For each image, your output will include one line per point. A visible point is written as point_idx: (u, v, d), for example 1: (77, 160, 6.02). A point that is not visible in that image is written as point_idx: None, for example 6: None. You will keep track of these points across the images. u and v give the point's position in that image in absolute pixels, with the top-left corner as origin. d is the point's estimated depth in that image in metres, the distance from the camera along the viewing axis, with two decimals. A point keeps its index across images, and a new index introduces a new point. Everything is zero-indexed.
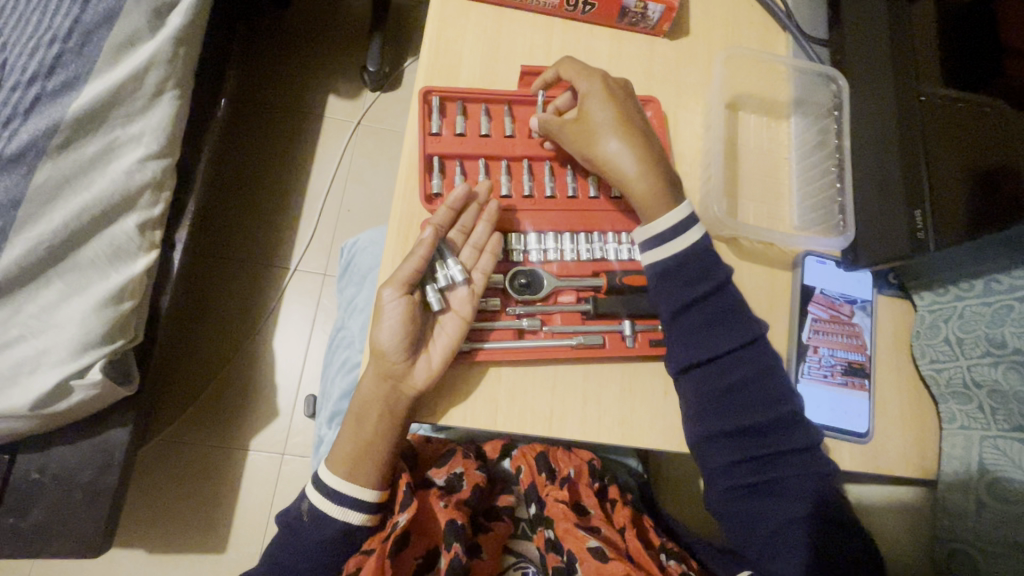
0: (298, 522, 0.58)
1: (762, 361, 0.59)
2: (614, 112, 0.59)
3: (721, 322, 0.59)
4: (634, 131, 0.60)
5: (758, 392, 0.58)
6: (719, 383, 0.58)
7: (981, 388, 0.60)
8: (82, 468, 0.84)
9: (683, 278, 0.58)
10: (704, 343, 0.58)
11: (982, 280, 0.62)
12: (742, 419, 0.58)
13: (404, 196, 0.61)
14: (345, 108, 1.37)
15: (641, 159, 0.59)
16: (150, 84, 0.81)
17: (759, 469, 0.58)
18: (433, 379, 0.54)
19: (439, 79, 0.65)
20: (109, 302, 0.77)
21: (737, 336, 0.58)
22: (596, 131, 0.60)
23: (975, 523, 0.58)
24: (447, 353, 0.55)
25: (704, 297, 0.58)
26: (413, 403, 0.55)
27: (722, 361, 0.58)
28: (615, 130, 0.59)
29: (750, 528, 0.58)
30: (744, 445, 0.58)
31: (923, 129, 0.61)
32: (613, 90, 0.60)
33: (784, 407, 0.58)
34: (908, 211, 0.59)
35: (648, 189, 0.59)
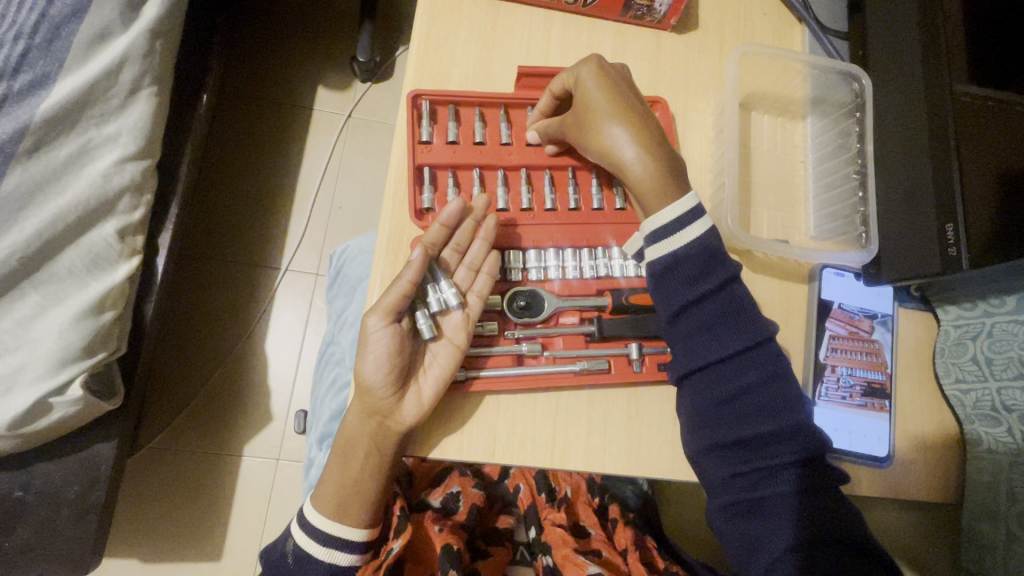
0: (283, 564, 0.54)
1: (770, 365, 0.52)
2: (610, 92, 0.53)
3: (724, 321, 0.52)
4: (635, 123, 0.53)
5: (764, 400, 0.51)
6: (719, 389, 0.51)
7: (1011, 412, 0.57)
8: (68, 485, 0.80)
9: (685, 276, 0.52)
10: (706, 346, 0.52)
11: (1014, 297, 0.58)
12: (741, 427, 0.51)
13: (393, 212, 0.56)
14: (334, 102, 1.31)
15: (645, 156, 0.53)
16: (126, 81, 0.76)
17: (759, 484, 0.50)
18: (424, 413, 0.50)
19: (429, 82, 0.60)
20: (88, 315, 0.72)
21: (741, 336, 0.51)
22: (593, 128, 0.54)
23: (1002, 554, 0.56)
24: (439, 385, 0.51)
25: (707, 296, 0.52)
26: (404, 438, 0.51)
27: (723, 364, 0.51)
28: (614, 124, 0.53)
29: (749, 554, 0.50)
30: (743, 457, 0.50)
31: (957, 130, 0.55)
32: (609, 74, 0.54)
33: (793, 416, 0.51)
34: (940, 226, 0.54)
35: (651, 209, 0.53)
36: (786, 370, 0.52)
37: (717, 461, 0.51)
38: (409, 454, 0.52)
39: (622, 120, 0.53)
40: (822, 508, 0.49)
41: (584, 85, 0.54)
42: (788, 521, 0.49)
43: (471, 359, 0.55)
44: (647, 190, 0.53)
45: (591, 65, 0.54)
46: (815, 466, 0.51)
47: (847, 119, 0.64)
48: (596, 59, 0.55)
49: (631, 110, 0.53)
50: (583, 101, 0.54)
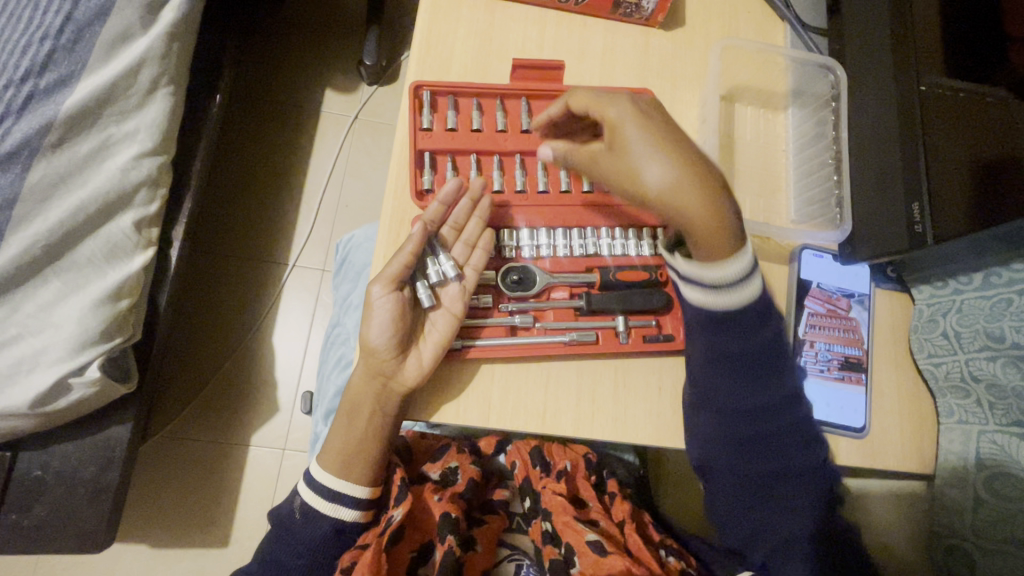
0: (291, 519, 0.59)
1: (783, 375, 0.56)
2: (652, 128, 0.46)
3: (751, 340, 0.54)
4: (678, 155, 0.45)
5: (784, 425, 0.56)
6: (738, 400, 0.56)
7: (979, 382, 0.59)
8: (85, 465, 0.84)
9: (733, 331, 0.54)
10: (738, 384, 0.56)
11: (982, 273, 0.60)
12: (751, 434, 0.57)
13: (395, 193, 0.61)
14: (342, 103, 1.36)
15: (695, 196, 0.45)
16: (144, 81, 0.81)
17: (763, 484, 0.57)
18: (424, 376, 0.54)
19: (431, 75, 0.64)
20: (105, 301, 0.77)
21: (762, 350, 0.55)
22: (625, 166, 0.47)
23: (972, 519, 0.58)
24: (438, 351, 0.55)
25: (745, 345, 0.54)
26: (402, 402, 0.56)
27: (740, 376, 0.56)
28: (659, 156, 0.45)
29: (752, 539, 0.59)
30: (751, 461, 0.57)
31: (923, 117, 0.59)
32: (648, 111, 0.48)
33: (800, 421, 0.57)
34: (907, 205, 0.58)
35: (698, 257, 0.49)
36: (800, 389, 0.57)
37: (726, 462, 0.57)
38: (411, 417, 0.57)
39: (663, 155, 0.46)
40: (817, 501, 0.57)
41: (618, 118, 0.48)
42: (795, 518, 0.57)
43: (467, 330, 0.59)
44: (699, 228, 0.46)
45: (623, 96, 0.49)
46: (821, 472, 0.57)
47: (824, 109, 0.68)
48: (627, 92, 0.50)
49: (673, 141, 0.46)
50: (614, 133, 0.48)
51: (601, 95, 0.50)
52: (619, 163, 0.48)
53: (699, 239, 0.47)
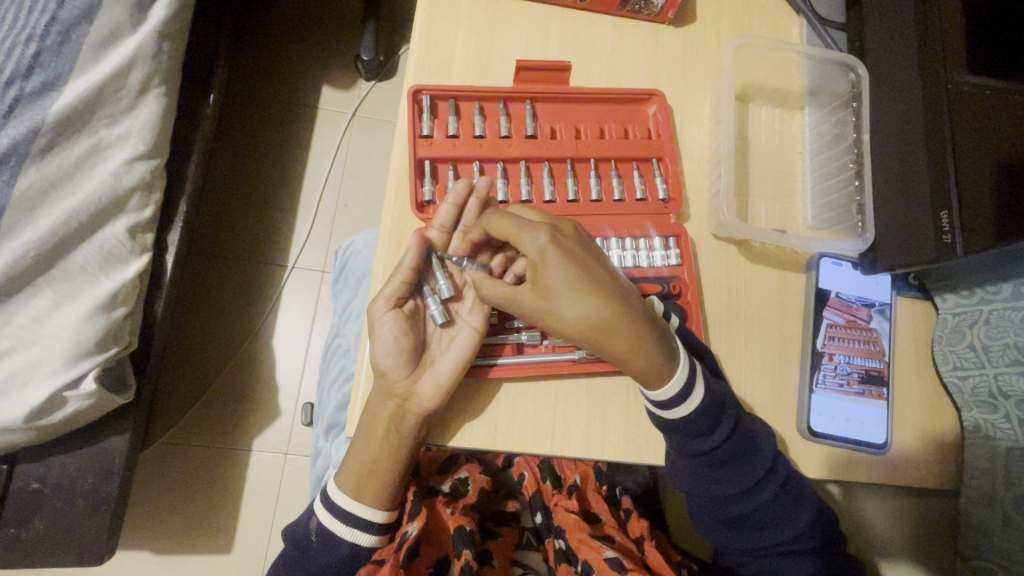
0: (307, 542, 0.55)
1: (749, 451, 0.54)
2: (571, 270, 0.50)
3: (699, 434, 0.53)
4: (591, 293, 0.49)
5: (775, 507, 0.56)
6: (716, 490, 0.56)
7: (1008, 398, 0.57)
8: (83, 476, 0.82)
9: (695, 431, 0.53)
10: (718, 474, 0.55)
11: (1011, 284, 0.58)
12: (735, 507, 0.56)
13: (395, 204, 0.58)
14: (339, 100, 1.32)
15: (604, 329, 0.50)
16: (135, 83, 0.78)
17: (759, 539, 0.57)
18: (443, 396, 0.51)
19: (430, 78, 0.61)
20: (100, 310, 0.74)
21: (719, 433, 0.53)
22: (547, 303, 0.50)
23: (1000, 541, 0.56)
24: (456, 369, 0.52)
25: (719, 439, 0.53)
26: (425, 424, 0.53)
27: (709, 460, 0.54)
28: (577, 305, 0.49)
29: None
30: (742, 526, 0.58)
31: (953, 116, 0.56)
32: (566, 248, 0.50)
33: (783, 487, 0.56)
34: (935, 212, 0.55)
35: (638, 373, 0.51)
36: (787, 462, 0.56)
37: (716, 521, 0.58)
38: (430, 442, 0.54)
39: (581, 295, 0.49)
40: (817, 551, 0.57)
41: (539, 253, 0.50)
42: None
43: (486, 348, 0.57)
44: (620, 352, 0.50)
45: (543, 228, 0.51)
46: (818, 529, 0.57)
47: (843, 110, 0.65)
48: (547, 225, 0.51)
49: (589, 278, 0.50)
50: (538, 268, 0.50)
51: (520, 226, 0.51)
52: (541, 302, 0.50)
53: (626, 360, 0.50)
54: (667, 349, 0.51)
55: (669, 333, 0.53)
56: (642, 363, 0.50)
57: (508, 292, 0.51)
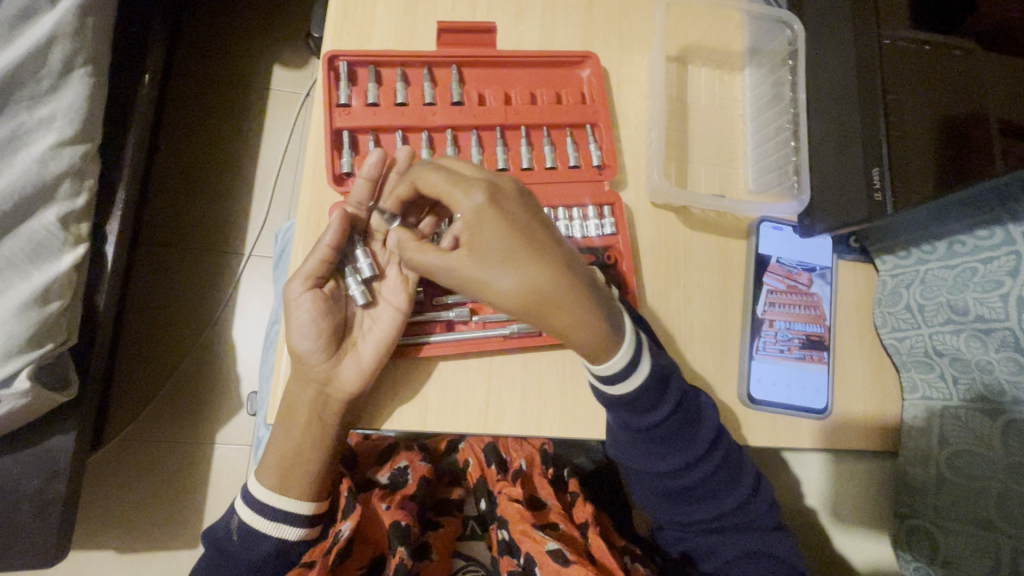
0: (227, 539, 0.53)
1: (693, 429, 0.53)
2: (510, 231, 0.44)
3: (644, 410, 0.51)
4: (528, 261, 0.44)
5: (714, 483, 0.55)
6: (656, 467, 0.55)
7: (943, 356, 0.56)
8: (28, 478, 0.78)
9: (640, 408, 0.51)
10: (659, 451, 0.54)
11: (945, 242, 0.56)
12: (673, 481, 0.55)
13: (313, 178, 0.55)
14: (290, 80, 1.27)
15: (544, 299, 0.44)
16: (57, 60, 0.72)
17: (694, 514, 0.57)
18: (366, 379, 0.50)
19: (349, 44, 0.58)
20: (31, 305, 0.69)
21: (663, 411, 0.51)
22: (478, 273, 0.44)
23: (935, 499, 0.55)
24: (380, 351, 0.50)
25: (663, 418, 0.52)
26: (348, 408, 0.51)
27: (651, 434, 0.53)
28: (517, 271, 0.44)
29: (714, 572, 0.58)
30: (679, 500, 0.57)
31: (883, 68, 0.54)
32: (502, 208, 0.45)
33: (722, 464, 0.55)
34: (866, 168, 0.53)
35: (589, 344, 0.46)
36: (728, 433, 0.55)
37: (653, 494, 0.57)
38: (359, 426, 0.53)
39: (518, 261, 0.44)
40: (750, 526, 0.56)
41: (473, 213, 0.45)
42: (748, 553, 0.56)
43: (415, 326, 0.54)
44: (563, 323, 0.45)
45: (479, 185, 0.46)
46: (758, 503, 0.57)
47: (782, 68, 0.63)
48: (482, 184, 0.45)
49: (528, 241, 0.44)
50: (471, 231, 0.45)
51: (452, 179, 0.46)
52: (473, 270, 0.44)
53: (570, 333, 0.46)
54: (612, 321, 0.47)
55: (615, 302, 0.49)
56: (592, 333, 0.46)
57: (438, 261, 0.45)
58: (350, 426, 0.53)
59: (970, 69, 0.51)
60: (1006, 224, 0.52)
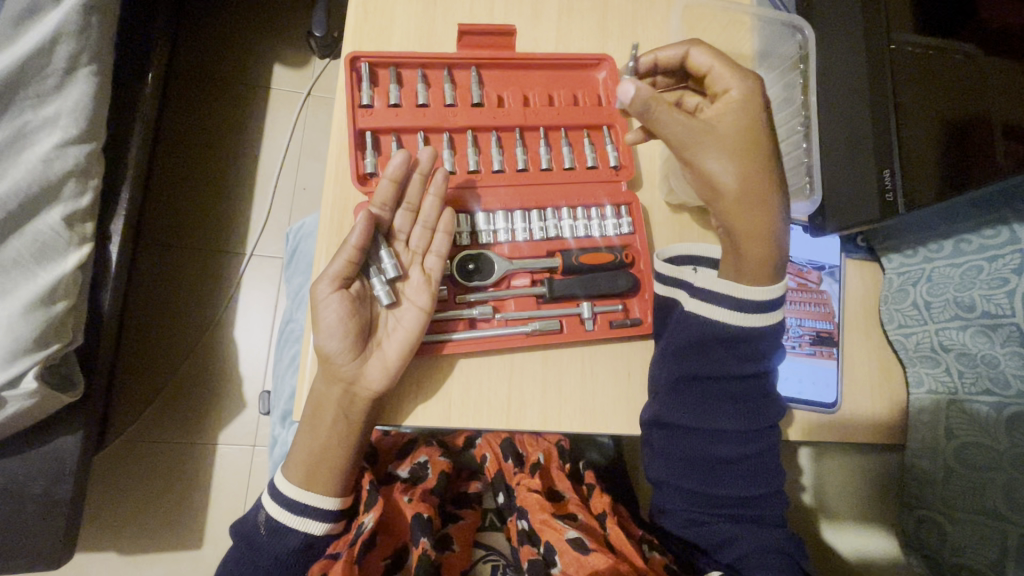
0: (255, 535, 0.54)
1: (765, 401, 0.53)
2: (745, 128, 0.50)
3: (742, 357, 0.52)
4: (750, 156, 0.50)
5: (753, 468, 0.53)
6: (711, 427, 0.52)
7: (948, 351, 0.58)
8: (34, 479, 0.77)
9: (730, 354, 0.52)
10: (720, 412, 0.52)
11: (951, 241, 0.59)
12: (723, 449, 0.52)
13: (337, 179, 0.56)
14: (292, 79, 1.27)
15: (745, 189, 0.50)
16: (61, 59, 0.72)
17: (728, 492, 0.53)
18: (392, 378, 0.51)
19: (369, 46, 0.58)
20: (38, 305, 0.68)
21: (751, 367, 0.52)
22: (703, 139, 0.49)
23: (941, 490, 0.57)
24: (405, 350, 0.51)
25: (748, 374, 0.52)
26: (372, 406, 0.52)
27: (730, 387, 0.52)
28: (728, 157, 0.49)
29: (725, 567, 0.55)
30: (715, 474, 0.53)
31: (896, 72, 0.57)
32: (755, 106, 0.50)
33: (771, 450, 0.54)
34: (878, 172, 0.56)
35: (756, 255, 0.50)
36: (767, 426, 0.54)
37: (691, 465, 0.53)
38: (383, 423, 0.53)
39: (744, 147, 0.50)
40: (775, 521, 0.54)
41: (729, 102, 0.51)
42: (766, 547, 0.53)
43: (438, 323, 0.55)
44: (746, 224, 0.50)
45: (752, 79, 0.51)
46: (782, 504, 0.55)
47: (792, 73, 0.63)
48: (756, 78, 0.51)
49: (760, 140, 0.50)
50: (727, 108, 0.51)
51: (718, 68, 0.52)
52: (703, 131, 0.49)
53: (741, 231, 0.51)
54: (782, 256, 0.51)
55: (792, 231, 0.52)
56: (757, 246, 0.50)
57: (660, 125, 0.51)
58: (374, 423, 0.53)
59: (984, 71, 0.51)
60: (1012, 223, 0.54)
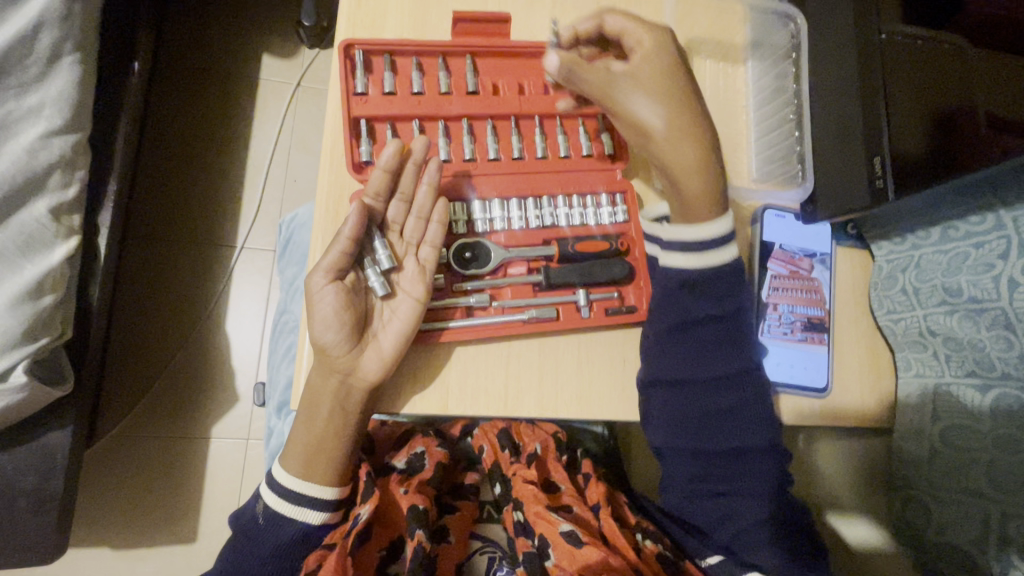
0: (254, 525, 0.54)
1: (742, 344, 0.55)
2: (666, 76, 0.53)
3: (708, 299, 0.55)
4: (669, 97, 0.53)
5: (744, 418, 0.55)
6: (695, 376, 0.55)
7: (936, 336, 0.59)
8: (24, 474, 0.76)
9: (701, 296, 0.55)
10: (702, 359, 0.55)
11: (939, 227, 0.60)
12: (709, 399, 0.55)
13: (332, 168, 0.55)
14: (281, 69, 1.25)
15: (671, 134, 0.53)
16: (45, 47, 0.70)
17: (728, 466, 0.55)
18: (388, 369, 0.51)
19: (363, 34, 0.58)
20: (26, 298, 0.67)
21: (718, 308, 0.55)
22: (620, 89, 0.53)
23: (926, 472, 0.58)
24: (400, 341, 0.51)
25: (721, 316, 0.55)
26: (369, 396, 0.52)
27: (705, 332, 0.55)
28: (655, 105, 0.53)
29: (716, 527, 0.56)
30: (707, 426, 0.55)
31: (883, 59, 0.56)
32: (669, 54, 0.53)
33: (759, 397, 0.55)
34: (868, 159, 0.56)
35: (695, 192, 0.54)
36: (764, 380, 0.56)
37: (692, 443, 0.55)
38: (380, 412, 0.53)
39: (664, 95, 0.53)
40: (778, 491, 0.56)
41: (643, 53, 0.53)
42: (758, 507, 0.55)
43: (434, 312, 0.55)
44: (677, 166, 0.53)
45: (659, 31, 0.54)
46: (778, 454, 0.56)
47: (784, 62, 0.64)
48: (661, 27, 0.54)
49: (678, 85, 0.53)
50: (644, 60, 0.53)
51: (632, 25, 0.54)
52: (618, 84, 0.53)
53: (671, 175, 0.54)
54: (718, 192, 0.54)
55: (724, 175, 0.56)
56: (694, 187, 0.53)
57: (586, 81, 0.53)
58: (370, 412, 0.53)
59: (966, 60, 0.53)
60: (998, 210, 0.55)
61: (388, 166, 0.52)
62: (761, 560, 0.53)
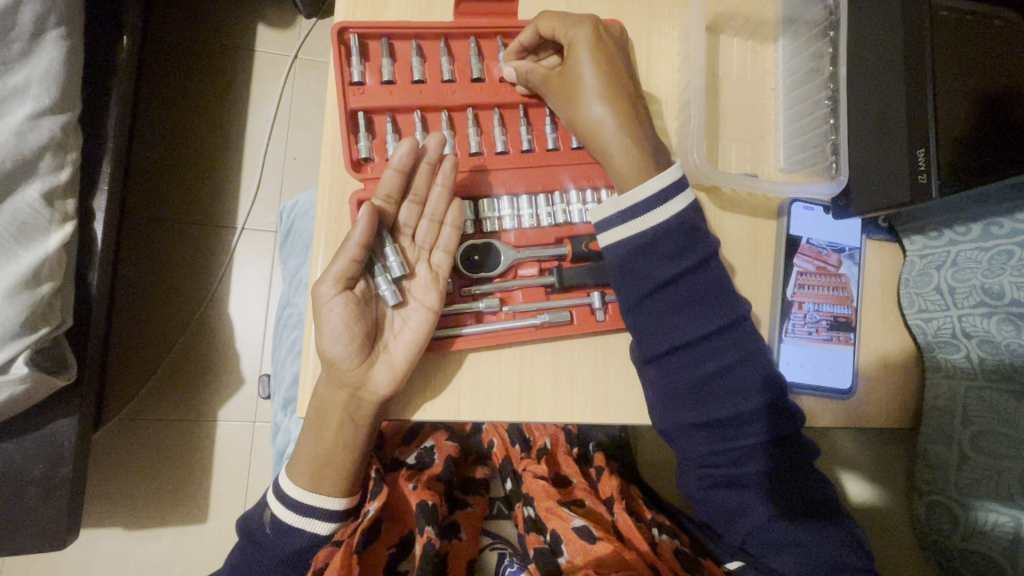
0: (261, 533, 0.54)
1: (718, 298, 0.51)
2: (598, 74, 0.50)
3: (665, 257, 0.50)
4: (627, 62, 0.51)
5: (738, 381, 0.51)
6: (678, 344, 0.50)
7: (970, 338, 0.57)
8: (30, 464, 0.75)
9: (664, 253, 0.50)
10: (678, 326, 0.50)
11: (980, 224, 0.58)
12: (696, 369, 0.50)
13: (331, 163, 0.52)
14: (276, 41, 1.19)
15: (632, 130, 0.50)
16: (27, 22, 0.65)
17: (734, 460, 0.51)
18: (400, 381, 0.48)
19: (363, 13, 0.54)
20: (22, 287, 0.64)
21: (682, 261, 0.50)
22: (582, 87, 0.50)
23: (956, 477, 0.58)
24: (412, 352, 0.48)
25: (686, 273, 0.50)
26: (380, 407, 0.50)
27: (674, 292, 0.50)
28: (592, 105, 0.50)
29: (730, 518, 0.53)
30: (703, 397, 0.51)
31: (932, 38, 0.52)
32: (604, 44, 0.50)
33: (745, 356, 0.51)
34: (909, 152, 0.52)
35: (628, 165, 0.50)
36: (755, 338, 0.52)
37: (692, 441, 0.51)
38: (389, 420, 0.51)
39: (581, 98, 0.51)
40: (794, 481, 0.52)
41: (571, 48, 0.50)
42: (762, 492, 0.52)
43: (446, 318, 0.53)
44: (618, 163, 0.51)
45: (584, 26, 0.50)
46: (780, 418, 0.52)
47: (819, 40, 0.59)
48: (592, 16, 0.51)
49: (609, 82, 0.50)
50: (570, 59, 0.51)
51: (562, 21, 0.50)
52: (575, 84, 0.51)
53: (622, 177, 0.51)
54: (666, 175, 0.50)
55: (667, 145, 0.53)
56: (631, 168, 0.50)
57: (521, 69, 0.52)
58: (381, 420, 0.51)
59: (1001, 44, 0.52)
60: None
61: (400, 165, 0.48)
62: (776, 562, 0.51)
